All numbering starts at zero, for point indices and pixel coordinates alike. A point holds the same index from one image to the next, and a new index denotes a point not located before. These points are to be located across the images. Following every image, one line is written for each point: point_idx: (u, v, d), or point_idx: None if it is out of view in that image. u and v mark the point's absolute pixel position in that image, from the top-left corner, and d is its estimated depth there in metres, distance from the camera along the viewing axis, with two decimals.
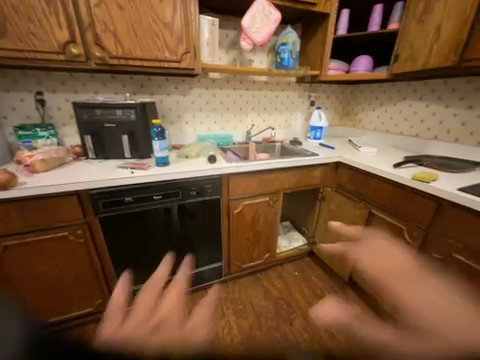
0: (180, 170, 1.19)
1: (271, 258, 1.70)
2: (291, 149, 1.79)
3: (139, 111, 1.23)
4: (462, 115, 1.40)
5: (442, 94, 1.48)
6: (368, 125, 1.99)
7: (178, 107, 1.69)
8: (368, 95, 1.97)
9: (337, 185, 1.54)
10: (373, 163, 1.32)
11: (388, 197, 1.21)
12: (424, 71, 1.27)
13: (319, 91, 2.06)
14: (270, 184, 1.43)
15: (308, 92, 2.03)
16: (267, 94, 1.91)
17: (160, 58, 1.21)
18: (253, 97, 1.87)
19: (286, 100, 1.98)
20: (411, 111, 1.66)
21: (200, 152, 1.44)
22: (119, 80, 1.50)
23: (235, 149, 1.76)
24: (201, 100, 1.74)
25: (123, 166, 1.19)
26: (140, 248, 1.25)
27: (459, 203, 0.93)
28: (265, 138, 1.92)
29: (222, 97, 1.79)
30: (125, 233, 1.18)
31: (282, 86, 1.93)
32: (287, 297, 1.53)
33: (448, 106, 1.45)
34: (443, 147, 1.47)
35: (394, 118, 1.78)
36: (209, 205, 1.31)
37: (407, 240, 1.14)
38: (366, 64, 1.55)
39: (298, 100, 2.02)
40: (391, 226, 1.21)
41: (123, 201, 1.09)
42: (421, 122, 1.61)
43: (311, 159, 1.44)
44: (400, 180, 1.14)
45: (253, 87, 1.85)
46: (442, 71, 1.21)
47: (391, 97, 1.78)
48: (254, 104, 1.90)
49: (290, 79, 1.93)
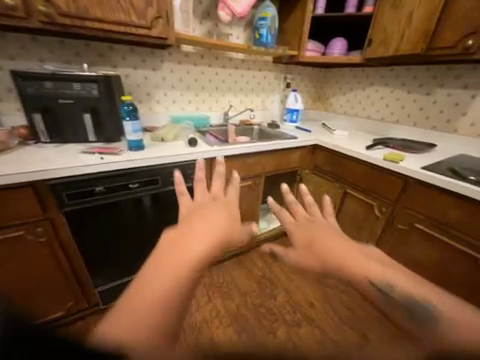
0: (158, 154, 1.08)
1: (253, 240, 1.74)
2: (270, 132, 1.78)
3: (102, 85, 1.05)
4: (421, 100, 1.55)
5: (405, 80, 1.60)
6: (339, 109, 2.08)
7: (147, 83, 1.51)
8: (339, 79, 2.03)
9: (315, 167, 1.61)
10: (349, 146, 1.39)
11: (362, 177, 1.31)
12: (395, 57, 1.34)
13: (294, 72, 2.05)
14: (252, 167, 1.41)
15: (284, 73, 2.00)
16: (244, 75, 1.83)
17: (126, 21, 1.03)
18: (229, 76, 1.77)
19: (263, 81, 1.93)
20: (378, 96, 1.78)
21: (177, 135, 1.32)
22: (70, 46, 1.24)
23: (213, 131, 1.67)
24: (173, 77, 1.57)
25: (89, 151, 1.02)
26: (116, 242, 1.14)
27: (423, 180, 1.06)
28: (242, 120, 1.86)
29: (197, 74, 1.64)
30: (98, 227, 1.05)
31: (258, 66, 1.86)
32: (268, 274, 1.62)
33: (410, 91, 1.59)
34: (404, 130, 1.63)
35: (362, 102, 1.89)
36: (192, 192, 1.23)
37: (377, 214, 1.26)
38: (341, 47, 1.58)
39: (274, 81, 1.99)
40: (363, 203, 1.33)
41: (92, 191, 0.95)
42: (386, 106, 1.74)
43: (291, 142, 1.46)
44: (373, 161, 1.23)
45: (230, 65, 1.74)
46: (410, 58, 1.29)
47: (360, 82, 1.87)
48: (231, 84, 1.80)
49: (267, 58, 1.86)
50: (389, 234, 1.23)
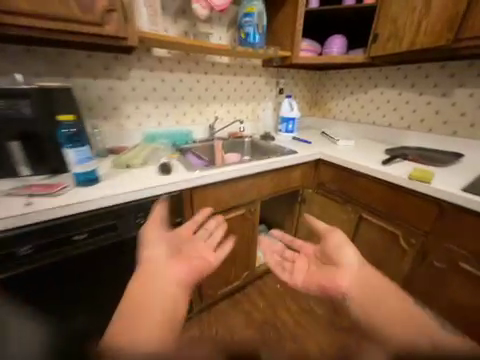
0: (117, 189, 0.81)
1: (251, 275, 1.46)
2: (264, 146, 1.53)
3: (36, 100, 0.80)
4: (436, 103, 1.34)
5: (415, 81, 1.40)
6: (338, 114, 1.86)
7: (113, 95, 1.24)
8: (337, 82, 1.82)
9: (318, 185, 1.36)
10: (360, 160, 1.16)
11: (378, 200, 1.07)
12: (408, 54, 1.12)
13: (287, 77, 1.83)
14: (245, 192, 1.15)
15: (276, 78, 1.78)
16: (230, 82, 1.59)
17: (67, 16, 0.77)
18: (212, 83, 1.53)
19: (252, 87, 1.70)
20: (383, 99, 1.57)
21: (147, 158, 1.06)
22: (5, 53, 0.98)
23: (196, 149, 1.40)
24: (145, 87, 1.32)
25: (16, 193, 0.74)
26: (65, 319, 0.81)
27: (466, 206, 0.81)
28: (231, 133, 1.62)
29: (175, 82, 1.40)
30: (31, 304, 0.73)
31: (246, 71, 1.63)
32: (271, 318, 1.33)
33: (422, 93, 1.38)
34: (418, 137, 1.42)
35: (366, 107, 1.67)
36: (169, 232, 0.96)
37: (403, 246, 1.02)
38: (340, 45, 1.37)
39: (265, 87, 1.76)
40: (384, 231, 1.08)
41: (13, 255, 0.66)
42: (394, 110, 1.53)
43: (290, 158, 1.21)
44: (394, 180, 0.99)
45: (213, 70, 1.50)
46: (425, 53, 1.08)
47: (362, 84, 1.66)
48: (215, 92, 1.56)
49: (256, 62, 1.64)
50: (420, 273, 0.99)
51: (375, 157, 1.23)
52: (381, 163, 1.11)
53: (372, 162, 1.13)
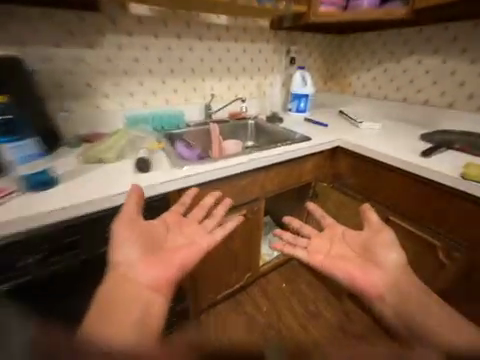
0: (80, 196, 0.64)
1: (253, 276, 1.32)
2: (271, 130, 1.30)
3: None
4: None
5: (467, 43, 1.11)
6: (360, 90, 1.57)
7: (86, 68, 1.02)
8: (361, 48, 1.51)
9: (335, 178, 1.15)
10: (390, 151, 0.95)
11: (413, 202, 0.90)
12: (467, 2, 0.84)
13: (300, 43, 1.53)
14: (247, 190, 0.96)
15: (286, 45, 1.48)
16: (231, 50, 1.31)
17: None
18: (209, 52, 1.25)
19: (257, 57, 1.41)
20: (420, 70, 1.28)
21: (122, 151, 0.86)
22: None
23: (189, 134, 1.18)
24: (125, 57, 1.08)
25: None
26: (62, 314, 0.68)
27: None
28: (232, 114, 1.38)
29: (162, 51, 1.14)
30: None
31: (250, 35, 1.34)
32: (276, 323, 1.22)
33: (474, 61, 1.10)
34: (462, 118, 1.15)
35: (396, 80, 1.39)
36: (149, 214, 0.74)
37: (441, 259, 0.85)
38: None
39: (273, 57, 1.47)
40: (418, 240, 0.90)
41: None
42: (433, 84, 1.25)
43: (302, 145, 0.99)
44: (442, 179, 0.80)
45: (209, 35, 1.23)
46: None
47: (393, 51, 1.36)
48: (212, 63, 1.29)
49: (263, 24, 1.35)
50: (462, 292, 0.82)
51: (408, 146, 1.00)
52: (418, 156, 0.91)
53: (406, 154, 0.92)
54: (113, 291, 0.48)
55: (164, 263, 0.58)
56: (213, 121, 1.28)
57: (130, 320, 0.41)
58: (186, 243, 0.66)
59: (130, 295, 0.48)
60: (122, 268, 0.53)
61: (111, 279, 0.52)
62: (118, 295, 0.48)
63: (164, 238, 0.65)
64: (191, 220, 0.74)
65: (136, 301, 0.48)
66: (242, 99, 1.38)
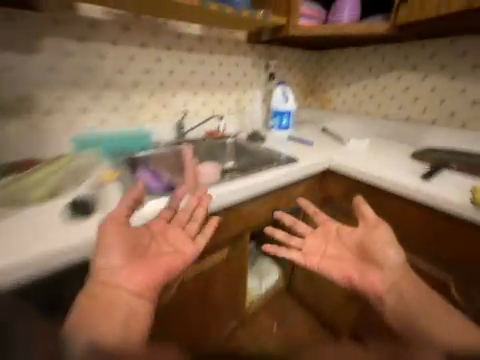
0: None
1: (239, 322, 1.11)
2: (252, 149, 1.17)
3: None
4: (473, 90, 1.05)
5: (446, 61, 1.10)
6: (341, 105, 1.53)
7: (19, 77, 0.81)
8: (340, 64, 1.49)
9: (325, 202, 1.03)
10: (385, 173, 0.85)
11: (417, 232, 0.79)
12: (451, 17, 0.80)
13: (279, 58, 1.46)
14: (227, 225, 0.78)
15: (265, 59, 1.41)
16: (205, 62, 1.19)
17: None
18: (180, 63, 1.12)
19: (235, 71, 1.31)
20: (400, 86, 1.26)
21: (58, 187, 0.68)
22: None
23: (157, 158, 0.99)
24: (75, 66, 0.89)
25: None
26: None
27: None
28: (209, 132, 1.22)
29: (123, 61, 0.98)
30: None
31: (226, 47, 1.23)
32: None
33: (455, 77, 1.09)
34: (447, 134, 1.13)
35: (377, 96, 1.36)
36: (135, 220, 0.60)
37: (454, 297, 0.74)
38: (351, 11, 1.03)
39: (252, 71, 1.38)
40: (426, 274, 0.79)
41: None
42: (414, 100, 1.23)
43: (289, 167, 0.87)
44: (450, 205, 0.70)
45: (179, 45, 1.09)
46: (474, 16, 0.78)
47: (372, 67, 1.35)
48: (184, 76, 1.14)
49: (239, 36, 1.26)
50: None
51: (402, 166, 0.92)
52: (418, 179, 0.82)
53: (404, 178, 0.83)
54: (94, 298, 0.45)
55: (150, 268, 0.53)
56: (186, 143, 1.10)
57: (110, 341, 0.41)
58: (171, 251, 0.59)
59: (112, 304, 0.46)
60: (103, 276, 0.48)
61: (90, 286, 0.47)
62: (98, 305, 0.45)
63: (147, 245, 0.57)
64: (174, 225, 0.62)
65: (120, 309, 0.46)
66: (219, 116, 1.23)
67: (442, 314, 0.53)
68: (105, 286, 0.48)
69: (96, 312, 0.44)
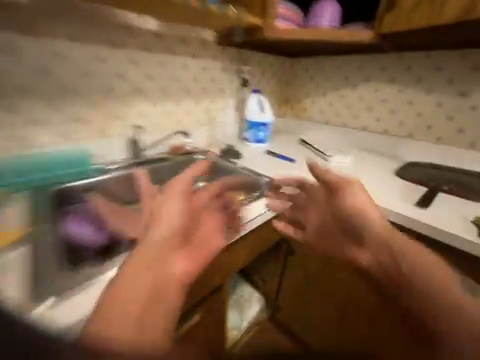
0: None
1: None
2: (226, 169, 1.01)
3: None
4: (449, 105, 1.05)
5: (422, 74, 1.09)
6: (317, 115, 1.45)
7: None
8: (315, 72, 1.42)
9: None
10: (391, 204, 0.73)
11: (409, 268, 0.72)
12: (437, 28, 0.75)
13: (252, 63, 1.33)
14: (199, 280, 0.60)
15: (237, 64, 1.26)
16: (166, 65, 1.00)
17: None
18: (134, 66, 0.91)
19: (202, 76, 1.14)
20: (376, 97, 1.23)
21: None
22: None
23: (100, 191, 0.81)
24: None
25: None
26: None
27: None
28: (174, 148, 1.03)
29: (49, 59, 0.74)
30: None
31: (192, 48, 1.05)
32: None
33: (430, 92, 1.08)
34: (424, 148, 1.11)
35: (353, 106, 1.31)
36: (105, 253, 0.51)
37: None
38: (331, 16, 0.95)
39: (222, 77, 1.22)
40: None
41: None
42: (390, 112, 1.20)
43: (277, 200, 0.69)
44: (451, 238, 0.63)
45: (131, 42, 0.88)
46: (459, 28, 0.74)
47: (348, 77, 1.30)
48: (140, 81, 0.94)
49: (207, 36, 1.09)
50: None
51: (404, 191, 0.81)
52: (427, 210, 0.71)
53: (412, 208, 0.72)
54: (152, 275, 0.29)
55: (195, 254, 0.39)
56: (141, 167, 0.90)
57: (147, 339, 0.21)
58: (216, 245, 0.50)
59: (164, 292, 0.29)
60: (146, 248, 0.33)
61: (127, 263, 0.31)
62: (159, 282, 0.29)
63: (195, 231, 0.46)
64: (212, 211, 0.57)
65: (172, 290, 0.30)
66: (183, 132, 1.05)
67: (428, 263, 0.37)
68: (159, 257, 0.32)
69: (156, 296, 0.28)
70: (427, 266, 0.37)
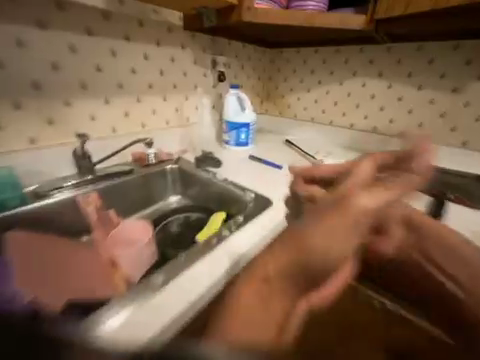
0: None
1: None
2: (202, 181, 0.86)
3: None
4: (441, 101, 0.99)
5: (412, 67, 1.01)
6: (302, 112, 1.34)
7: None
8: (298, 65, 1.29)
9: None
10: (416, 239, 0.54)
11: None
12: (438, 12, 0.66)
13: (228, 54, 1.16)
14: None
15: (211, 55, 1.09)
16: (120, 54, 0.80)
17: None
18: (76, 55, 0.71)
19: (169, 68, 0.95)
20: (365, 93, 1.14)
21: None
22: None
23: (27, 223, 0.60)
24: None
25: None
26: None
27: None
28: (139, 159, 0.87)
29: None
30: None
31: (154, 34, 0.86)
32: None
33: (422, 87, 1.01)
34: None
35: (340, 103, 1.21)
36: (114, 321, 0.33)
37: None
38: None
39: (194, 69, 1.04)
40: None
41: None
42: (380, 109, 1.12)
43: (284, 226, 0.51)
44: None
45: (69, 22, 0.68)
46: (462, 13, 0.65)
47: (334, 70, 1.19)
48: (86, 75, 0.74)
49: (173, 20, 0.91)
50: None
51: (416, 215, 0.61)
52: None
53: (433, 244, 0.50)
54: (311, 249, 0.23)
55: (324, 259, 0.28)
56: (94, 186, 0.72)
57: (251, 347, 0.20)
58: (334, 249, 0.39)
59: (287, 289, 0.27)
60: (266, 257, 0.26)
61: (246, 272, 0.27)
62: (325, 259, 0.23)
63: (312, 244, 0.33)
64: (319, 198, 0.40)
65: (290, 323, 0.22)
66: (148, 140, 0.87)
67: None
68: (291, 268, 0.23)
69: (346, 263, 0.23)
70: (444, 237, 0.33)
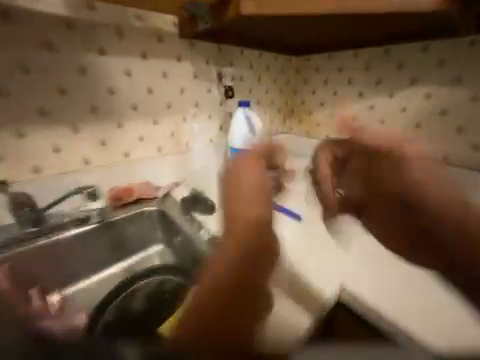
0: None
1: None
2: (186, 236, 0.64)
3: None
4: None
5: None
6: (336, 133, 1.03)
7: None
8: (332, 74, 1.01)
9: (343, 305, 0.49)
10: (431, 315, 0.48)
11: None
12: None
13: (241, 64, 0.95)
14: None
15: (218, 66, 0.89)
16: (93, 72, 0.65)
17: None
18: (31, 75, 0.57)
19: (160, 83, 0.77)
20: (431, 108, 0.82)
21: None
22: None
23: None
24: None
25: None
26: None
27: None
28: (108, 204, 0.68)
29: None
30: None
31: (139, 44, 0.70)
32: None
33: None
34: None
35: (392, 120, 0.89)
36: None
37: None
38: None
39: (195, 84, 0.84)
40: None
41: None
42: (457, 131, 0.79)
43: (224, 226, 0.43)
44: None
45: (21, 35, 0.55)
46: None
47: (383, 79, 0.89)
48: (44, 98, 0.60)
49: (166, 26, 0.74)
50: None
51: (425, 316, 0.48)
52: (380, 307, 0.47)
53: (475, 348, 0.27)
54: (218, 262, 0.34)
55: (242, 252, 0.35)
56: (35, 243, 0.55)
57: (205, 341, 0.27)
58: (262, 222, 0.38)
59: (249, 274, 0.33)
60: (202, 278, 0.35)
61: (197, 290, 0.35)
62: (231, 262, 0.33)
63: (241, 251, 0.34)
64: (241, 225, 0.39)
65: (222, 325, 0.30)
66: (89, 188, 0.66)
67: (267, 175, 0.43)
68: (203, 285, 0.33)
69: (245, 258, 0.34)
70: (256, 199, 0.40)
